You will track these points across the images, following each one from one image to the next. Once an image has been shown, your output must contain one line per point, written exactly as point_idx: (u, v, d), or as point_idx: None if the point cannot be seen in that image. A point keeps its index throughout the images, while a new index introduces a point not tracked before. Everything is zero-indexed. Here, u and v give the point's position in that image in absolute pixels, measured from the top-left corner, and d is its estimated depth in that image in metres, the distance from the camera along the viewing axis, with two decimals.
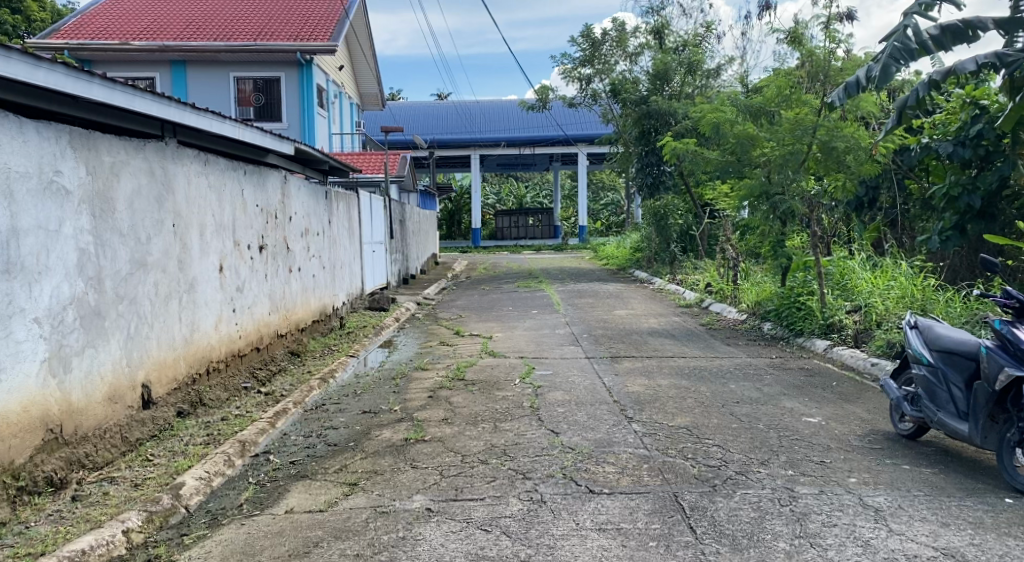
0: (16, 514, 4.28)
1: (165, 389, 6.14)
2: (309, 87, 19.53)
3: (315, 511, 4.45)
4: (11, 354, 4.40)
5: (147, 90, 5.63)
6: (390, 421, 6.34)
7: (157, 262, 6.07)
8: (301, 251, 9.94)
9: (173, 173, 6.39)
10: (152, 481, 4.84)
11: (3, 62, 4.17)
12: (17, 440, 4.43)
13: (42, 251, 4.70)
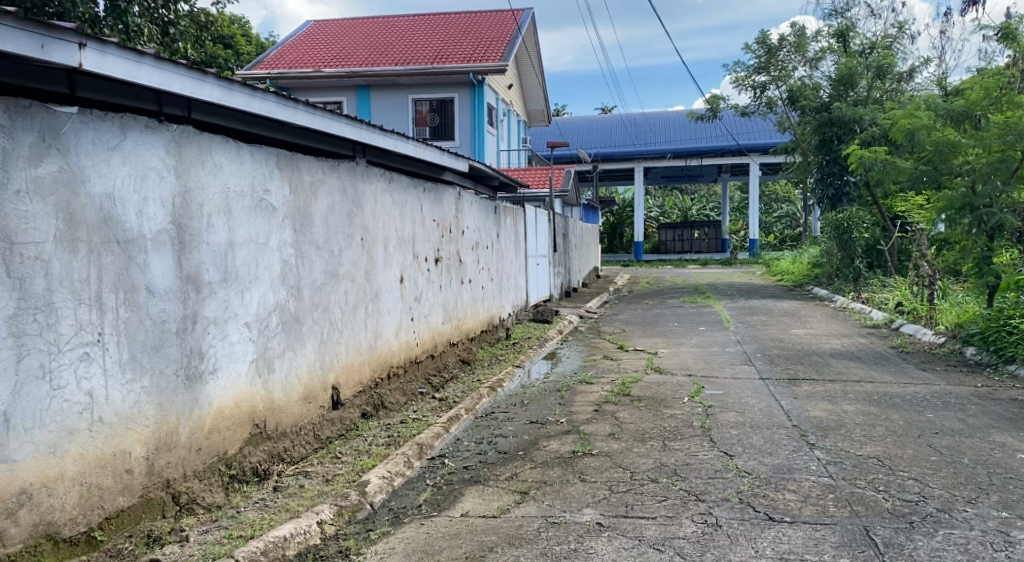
0: (228, 499, 4.74)
1: (352, 391, 6.57)
2: (481, 107, 20.22)
3: (489, 517, 4.57)
4: (226, 355, 4.89)
5: (342, 114, 6.06)
6: (557, 433, 6.41)
7: (347, 273, 6.53)
8: (472, 263, 10.29)
9: (362, 190, 6.83)
10: (342, 477, 5.19)
11: (227, 94, 4.65)
12: (230, 432, 4.93)
13: (253, 262, 5.19)
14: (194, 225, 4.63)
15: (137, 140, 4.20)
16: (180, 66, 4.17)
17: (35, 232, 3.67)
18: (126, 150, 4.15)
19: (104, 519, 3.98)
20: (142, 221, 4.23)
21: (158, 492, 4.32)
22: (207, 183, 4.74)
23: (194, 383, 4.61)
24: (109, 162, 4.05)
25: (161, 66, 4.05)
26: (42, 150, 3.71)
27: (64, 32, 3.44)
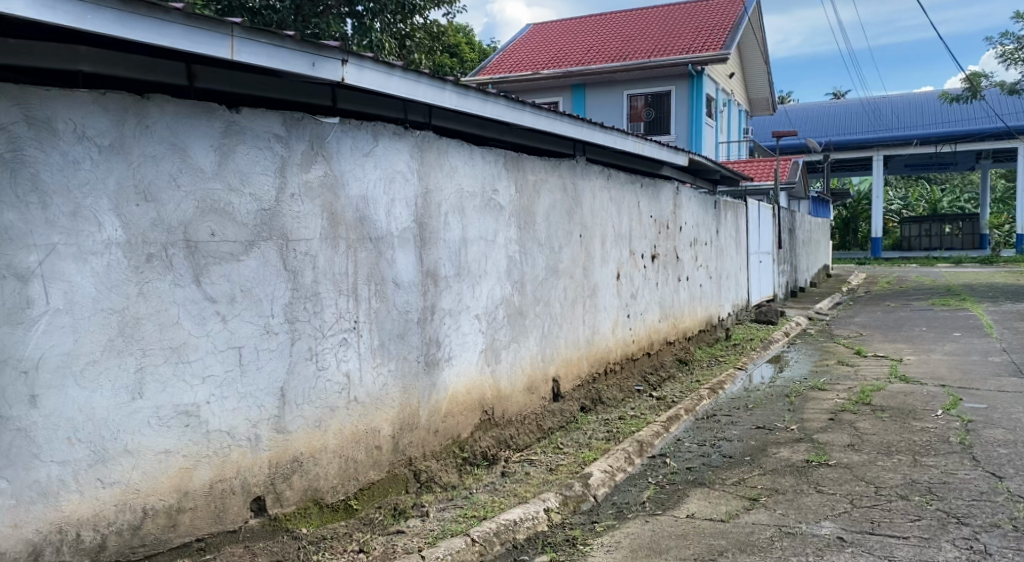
0: (462, 480, 5.03)
1: (571, 384, 6.70)
2: (699, 98, 19.69)
3: (717, 521, 4.45)
4: (459, 344, 5.19)
5: (565, 114, 6.18)
6: (788, 440, 6.08)
7: (567, 269, 6.65)
8: (690, 261, 10.06)
9: (582, 187, 6.93)
10: (565, 468, 5.30)
11: (463, 100, 4.90)
12: (462, 417, 5.22)
13: (482, 257, 5.45)
14: (432, 223, 4.96)
15: (386, 146, 4.58)
16: (424, 76, 4.48)
17: (305, 230, 4.12)
18: (377, 155, 4.53)
19: (358, 490, 4.40)
20: (389, 220, 4.61)
21: (402, 468, 4.69)
22: (443, 184, 5.06)
23: (432, 369, 4.94)
24: (363, 167, 4.45)
25: (407, 76, 4.37)
26: (311, 157, 4.16)
27: (331, 50, 3.83)
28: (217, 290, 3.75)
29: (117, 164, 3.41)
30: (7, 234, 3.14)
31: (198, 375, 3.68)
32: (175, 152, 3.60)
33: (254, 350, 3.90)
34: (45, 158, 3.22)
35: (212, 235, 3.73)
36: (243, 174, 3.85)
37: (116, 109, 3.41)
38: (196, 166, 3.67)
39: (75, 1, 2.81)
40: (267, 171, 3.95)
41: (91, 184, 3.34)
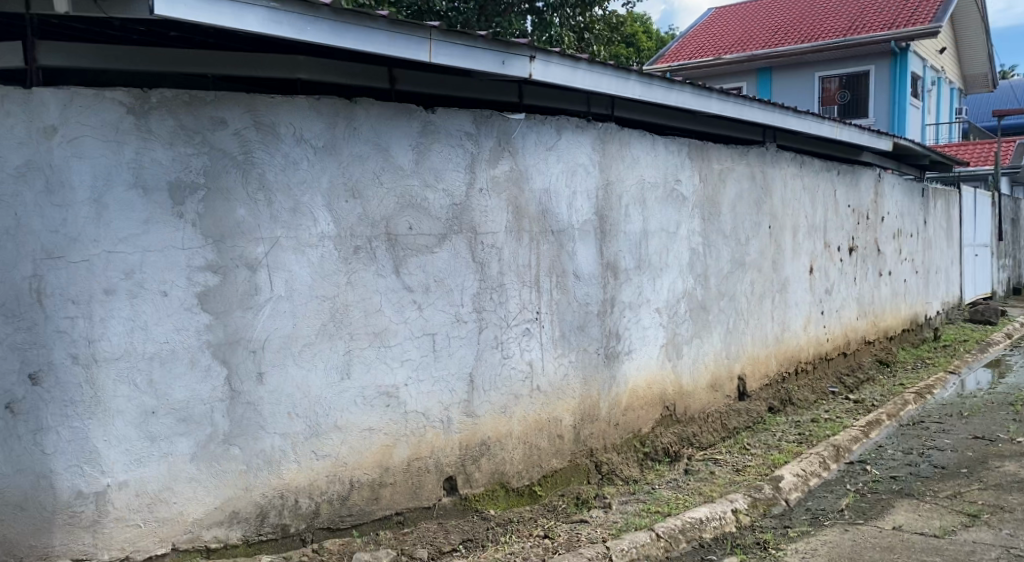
0: (643, 474, 4.98)
1: (758, 383, 6.42)
2: (903, 77, 18.09)
3: (929, 535, 4.12)
4: (640, 338, 5.14)
5: (755, 99, 5.91)
6: (1013, 454, 5.46)
7: (754, 263, 6.38)
8: (893, 254, 9.28)
9: (771, 176, 6.61)
10: (753, 469, 5.09)
11: (648, 90, 4.82)
12: (643, 411, 5.18)
13: (664, 250, 5.36)
14: (615, 215, 4.94)
15: (569, 140, 4.62)
16: (609, 67, 4.44)
17: (493, 223, 4.26)
18: (561, 148, 4.58)
19: (542, 477, 4.50)
20: (571, 212, 4.65)
21: (584, 459, 4.73)
22: (625, 175, 5.02)
23: (613, 362, 4.93)
24: (547, 160, 4.51)
25: (593, 69, 4.36)
26: (499, 152, 4.28)
27: (521, 47, 3.91)
28: (413, 280, 3.97)
29: (328, 164, 3.70)
30: (240, 228, 3.51)
31: (397, 359, 3.92)
32: (378, 151, 3.84)
33: (446, 337, 4.09)
34: (270, 159, 3.56)
35: (409, 228, 3.95)
36: (437, 170, 4.04)
37: (328, 112, 3.70)
38: (396, 164, 3.90)
39: (299, 16, 3.07)
40: (458, 167, 4.12)
41: (307, 182, 3.65)
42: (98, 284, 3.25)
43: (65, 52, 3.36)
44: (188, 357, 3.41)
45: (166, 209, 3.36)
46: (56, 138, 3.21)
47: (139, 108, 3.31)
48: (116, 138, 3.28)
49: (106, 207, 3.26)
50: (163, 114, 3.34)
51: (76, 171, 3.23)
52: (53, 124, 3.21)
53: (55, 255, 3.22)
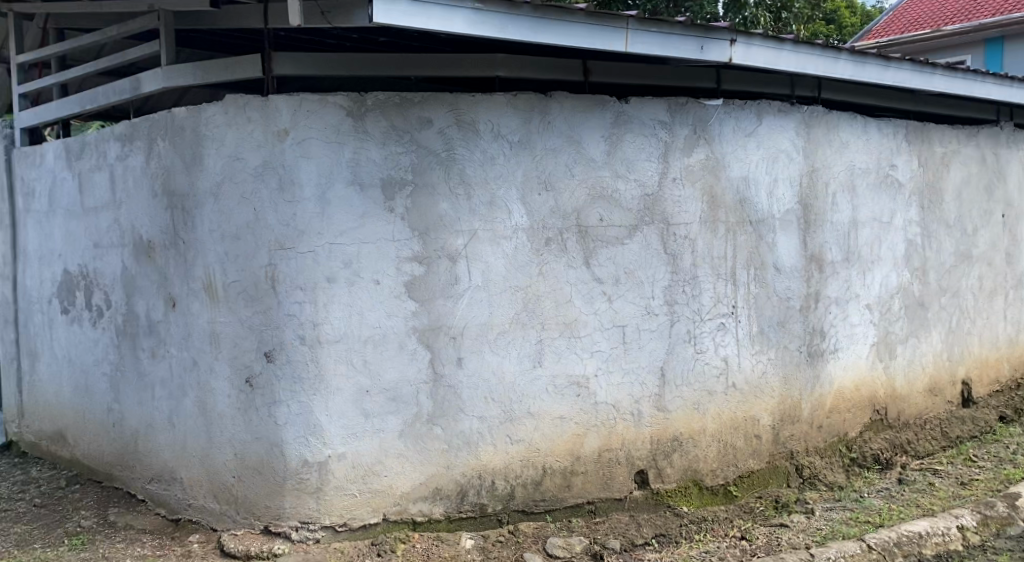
0: (850, 482, 4.65)
1: (987, 389, 5.78)
2: None
3: None
4: (847, 336, 4.80)
5: (987, 73, 5.30)
6: None
7: (983, 255, 5.74)
8: None
9: (1006, 158, 5.90)
10: (981, 484, 4.59)
11: (860, 68, 4.47)
12: (850, 415, 4.84)
13: (876, 241, 4.97)
14: (819, 204, 4.65)
15: (770, 125, 4.40)
16: (817, 47, 4.18)
17: (686, 214, 4.17)
18: (760, 135, 4.38)
19: (738, 476, 4.35)
20: (772, 201, 4.44)
21: (784, 461, 4.51)
22: (832, 160, 4.70)
23: (817, 360, 4.65)
24: (746, 148, 4.34)
25: (800, 49, 4.12)
26: (695, 141, 4.17)
27: (720, 31, 3.77)
28: (605, 272, 3.98)
29: (524, 158, 3.80)
30: (443, 221, 3.69)
31: (588, 350, 3.95)
32: (571, 144, 3.89)
33: (637, 330, 4.06)
34: (470, 155, 3.71)
35: (600, 220, 3.96)
36: (629, 162, 4.01)
37: (524, 107, 3.79)
38: (589, 156, 3.92)
39: (501, 15, 3.17)
40: (652, 157, 4.06)
41: (504, 176, 3.77)
42: (321, 273, 3.57)
43: (295, 63, 3.71)
44: (396, 341, 3.65)
45: (378, 204, 3.61)
46: (287, 141, 3.56)
47: (356, 110, 3.58)
48: (336, 139, 3.57)
49: (328, 202, 3.56)
50: (377, 115, 3.60)
51: (303, 170, 3.56)
52: (284, 128, 3.56)
53: (286, 246, 3.57)
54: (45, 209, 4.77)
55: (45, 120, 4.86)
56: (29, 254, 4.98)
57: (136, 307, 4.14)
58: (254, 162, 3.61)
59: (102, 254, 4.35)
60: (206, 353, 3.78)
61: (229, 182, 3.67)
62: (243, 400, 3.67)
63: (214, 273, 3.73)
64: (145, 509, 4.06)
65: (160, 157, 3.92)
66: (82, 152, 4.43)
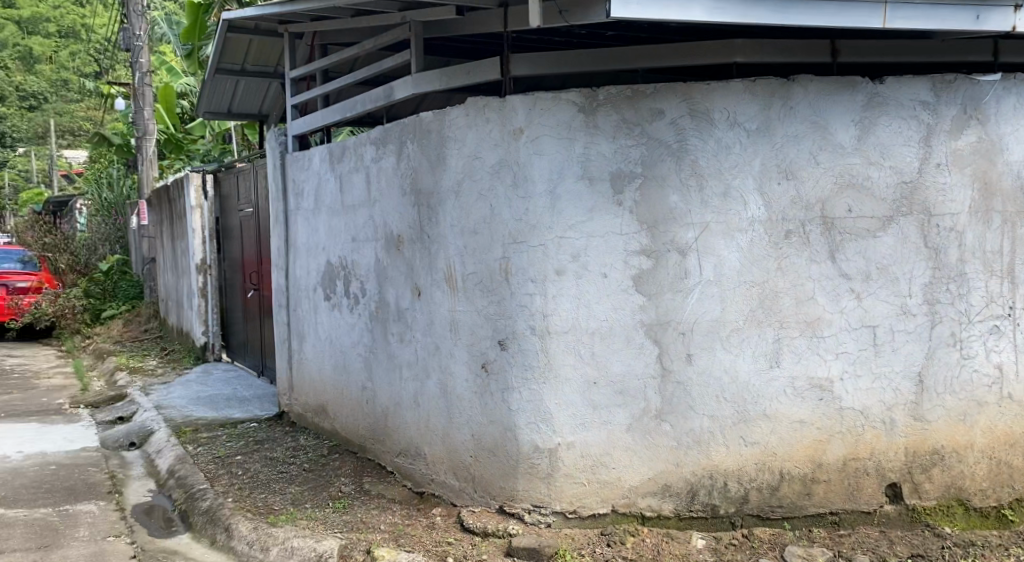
0: None
1: None
2: None
3: None
4: None
5: None
6: None
7: None
8: None
9: None
10: None
11: None
12: None
13: None
14: None
15: None
16: None
17: (952, 203, 3.75)
18: None
19: (1014, 500, 3.87)
20: None
21: None
22: None
23: None
24: None
25: None
26: (964, 121, 3.74)
27: None
28: (853, 267, 3.70)
29: (763, 147, 3.63)
30: (673, 214, 3.63)
31: (832, 351, 3.70)
32: (816, 130, 3.65)
33: (890, 330, 3.73)
34: (703, 145, 3.62)
35: (849, 211, 3.68)
36: (884, 147, 3.68)
37: (764, 93, 3.62)
38: (837, 142, 3.66)
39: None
40: (911, 141, 3.70)
41: (740, 167, 3.63)
42: (551, 266, 3.66)
43: (531, 61, 3.87)
44: (624, 335, 3.66)
45: (608, 198, 3.64)
46: (522, 139, 3.69)
47: (589, 105, 3.63)
48: (568, 135, 3.64)
49: (559, 197, 3.65)
50: (608, 109, 3.62)
51: (536, 166, 3.67)
52: (519, 127, 3.69)
53: (519, 239, 3.71)
54: (312, 207, 5.36)
55: (312, 127, 5.45)
56: (299, 247, 5.62)
57: (386, 296, 4.52)
58: (491, 160, 3.79)
59: (358, 247, 4.80)
60: (447, 339, 4.04)
61: (469, 180, 3.88)
62: (480, 384, 3.87)
63: (454, 265, 3.97)
64: (394, 480, 4.43)
65: (409, 158, 4.24)
66: (342, 155, 4.91)
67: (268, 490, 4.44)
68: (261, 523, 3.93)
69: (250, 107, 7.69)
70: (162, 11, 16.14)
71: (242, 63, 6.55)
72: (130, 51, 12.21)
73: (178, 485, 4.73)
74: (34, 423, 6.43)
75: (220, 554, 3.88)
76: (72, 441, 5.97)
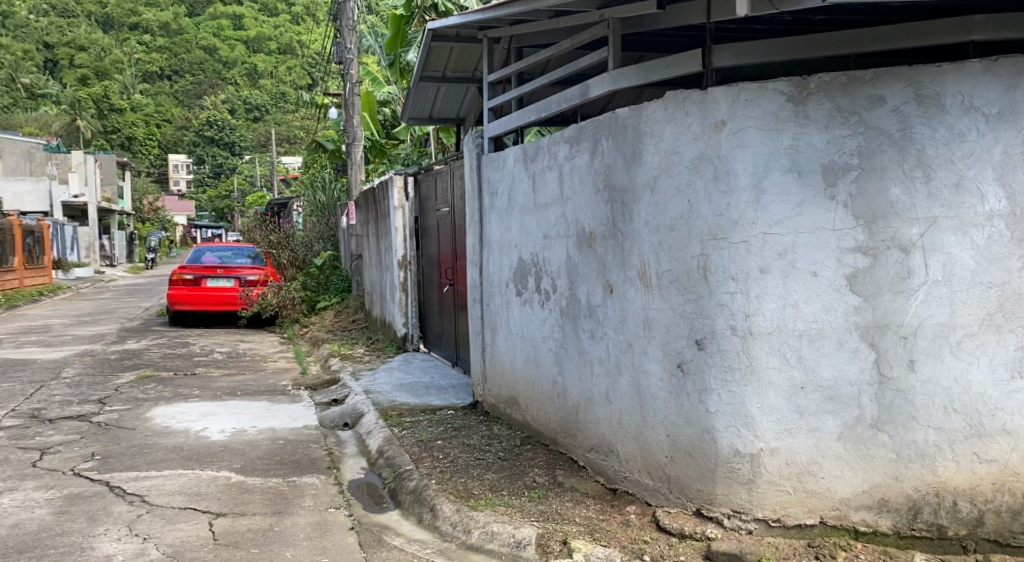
0: None
1: None
2: None
3: None
4: None
5: None
6: None
7: None
8: None
9: None
10: None
11: None
12: None
13: None
14: None
15: None
16: None
17: None
18: None
19: None
20: None
21: None
22: None
23: None
24: None
25: None
26: None
27: None
28: None
29: (1006, 132, 3.28)
30: (895, 208, 3.37)
31: None
32: None
33: None
34: (932, 133, 3.33)
35: None
36: None
37: (1007, 74, 3.27)
38: None
39: None
40: None
41: (976, 155, 3.30)
42: (754, 264, 3.52)
43: (736, 53, 3.74)
44: (836, 338, 3.45)
45: (819, 192, 3.44)
46: (724, 131, 3.57)
47: (799, 95, 3.45)
48: (775, 126, 3.48)
49: (764, 191, 3.50)
50: (821, 98, 3.42)
51: (740, 160, 3.54)
52: (722, 119, 3.58)
53: (720, 236, 3.59)
54: (506, 205, 5.51)
55: (507, 128, 5.60)
56: (493, 245, 5.80)
57: (578, 293, 4.55)
58: (690, 154, 3.69)
59: (551, 244, 4.87)
60: (640, 337, 3.98)
61: (666, 176, 3.80)
62: (675, 384, 3.78)
63: (648, 262, 3.91)
64: (587, 475, 4.46)
65: (603, 155, 4.23)
66: (536, 155, 5.00)
67: (467, 475, 4.64)
68: (463, 506, 4.12)
69: (449, 112, 8.06)
70: (369, 24, 17.29)
71: (444, 70, 6.88)
72: (342, 64, 13.23)
73: (387, 465, 5.07)
74: (263, 401, 7.17)
75: (426, 532, 4.12)
76: (295, 418, 6.59)
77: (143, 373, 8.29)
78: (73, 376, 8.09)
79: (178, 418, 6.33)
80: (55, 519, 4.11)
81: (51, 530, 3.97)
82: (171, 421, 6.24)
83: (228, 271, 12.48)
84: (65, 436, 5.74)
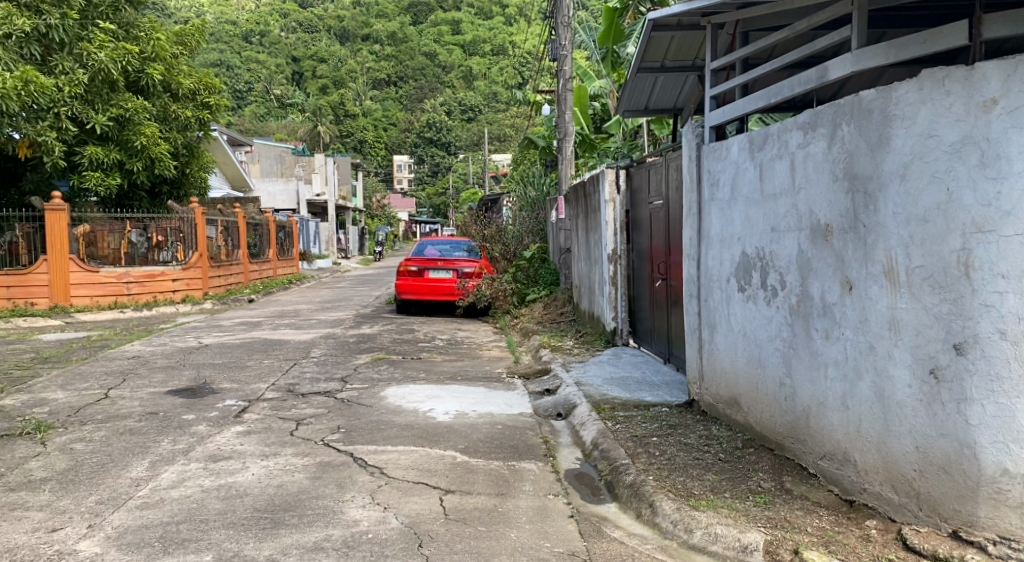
0: None
1: None
2: None
3: None
4: None
5: None
6: None
7: None
8: None
9: None
10: None
11: None
12: None
13: None
14: None
15: None
16: None
17: None
18: None
19: None
20: None
21: None
22: None
23: None
24: None
25: None
26: None
27: None
28: None
29: None
30: None
31: None
32: None
33: None
34: None
35: None
36: None
37: None
38: None
39: None
40: None
41: None
42: None
43: (1011, 22, 3.34)
44: None
45: None
46: (995, 111, 3.20)
47: None
48: None
49: None
50: None
51: (1015, 143, 3.16)
52: (992, 97, 3.21)
53: (987, 229, 3.22)
54: (728, 197, 5.31)
55: (731, 117, 5.37)
56: (713, 238, 5.61)
57: (811, 290, 4.27)
58: (951, 138, 3.33)
59: (780, 238, 4.61)
60: (884, 339, 3.65)
61: (919, 161, 3.46)
62: (927, 392, 3.43)
63: (896, 258, 3.58)
64: (818, 484, 4.19)
65: (843, 140, 3.92)
66: (764, 143, 4.74)
67: (686, 474, 4.54)
68: (684, 505, 4.04)
69: (666, 102, 7.91)
70: (580, 19, 17.39)
71: (663, 60, 6.76)
72: (557, 60, 13.45)
73: (602, 457, 5.10)
74: (482, 388, 7.50)
75: (645, 527, 4.08)
76: (512, 405, 6.81)
77: (377, 356, 9.00)
78: (320, 356, 8.96)
79: (407, 399, 6.80)
80: (311, 484, 4.57)
81: (308, 493, 4.43)
82: (402, 401, 6.73)
83: (447, 263, 13.13)
84: (315, 409, 6.38)
